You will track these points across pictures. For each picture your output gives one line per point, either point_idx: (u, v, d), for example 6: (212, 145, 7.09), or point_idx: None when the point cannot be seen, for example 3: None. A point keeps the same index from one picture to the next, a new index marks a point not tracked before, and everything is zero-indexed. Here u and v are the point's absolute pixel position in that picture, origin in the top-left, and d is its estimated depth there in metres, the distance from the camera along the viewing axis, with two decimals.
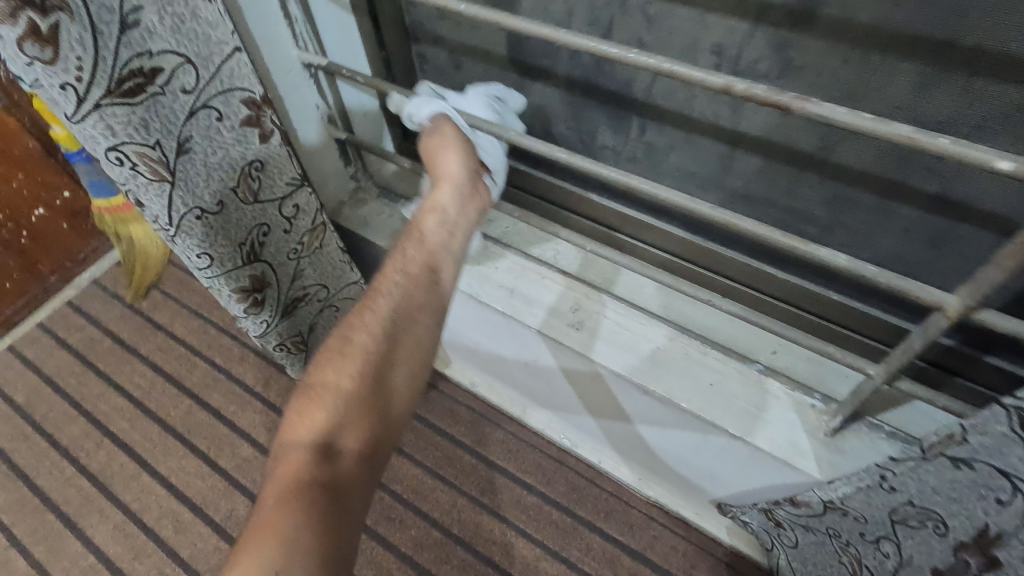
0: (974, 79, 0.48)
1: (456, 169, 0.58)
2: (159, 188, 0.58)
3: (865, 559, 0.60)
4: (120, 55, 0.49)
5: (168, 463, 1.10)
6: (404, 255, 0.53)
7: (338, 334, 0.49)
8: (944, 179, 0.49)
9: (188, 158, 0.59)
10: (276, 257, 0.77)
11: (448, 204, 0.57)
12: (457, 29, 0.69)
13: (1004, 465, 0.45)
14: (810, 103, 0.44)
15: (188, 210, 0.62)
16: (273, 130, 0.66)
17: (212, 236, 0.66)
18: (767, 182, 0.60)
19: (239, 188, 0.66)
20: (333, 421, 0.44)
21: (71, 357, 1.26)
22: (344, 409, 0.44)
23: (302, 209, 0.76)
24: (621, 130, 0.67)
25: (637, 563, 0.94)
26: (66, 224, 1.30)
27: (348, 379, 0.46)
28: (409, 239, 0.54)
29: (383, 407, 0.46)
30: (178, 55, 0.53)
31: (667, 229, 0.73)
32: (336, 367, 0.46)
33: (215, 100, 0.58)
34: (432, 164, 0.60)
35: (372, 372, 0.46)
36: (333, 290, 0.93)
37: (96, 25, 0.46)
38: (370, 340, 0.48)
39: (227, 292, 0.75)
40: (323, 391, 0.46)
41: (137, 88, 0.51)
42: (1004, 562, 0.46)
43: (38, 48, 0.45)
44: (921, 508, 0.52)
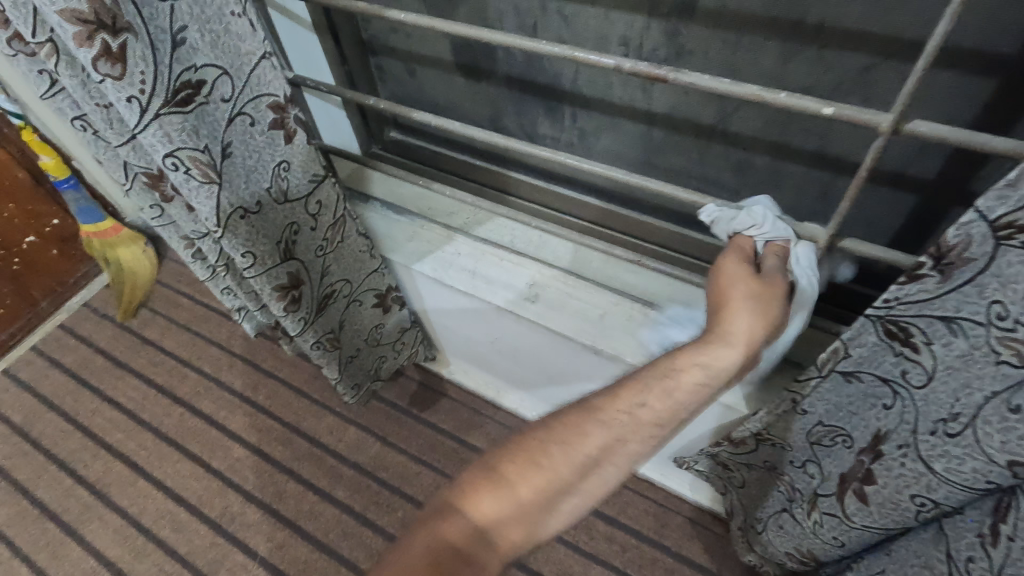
0: (824, 50, 0.52)
1: (751, 337, 0.49)
2: (208, 190, 0.67)
3: (797, 482, 0.69)
4: (173, 69, 0.58)
5: (129, 496, 1.18)
6: (642, 398, 0.45)
7: (538, 438, 0.44)
8: (821, 138, 0.58)
9: (230, 161, 0.68)
10: (307, 256, 0.84)
11: (719, 374, 0.47)
12: (407, 39, 0.77)
13: (880, 371, 0.52)
14: (681, 74, 0.50)
15: (234, 209, 0.70)
16: (296, 129, 0.73)
17: (254, 236, 0.75)
18: (682, 155, 0.69)
19: (272, 188, 0.74)
20: (499, 517, 0.40)
21: (62, 379, 1.37)
22: (510, 511, 0.41)
23: (324, 204, 0.82)
24: (556, 119, 0.75)
25: (610, 526, 1.05)
26: (55, 251, 1.43)
27: (529, 487, 0.41)
28: (651, 387, 0.46)
29: (542, 527, 0.41)
30: (216, 67, 0.61)
31: (592, 203, 0.82)
32: (523, 468, 0.42)
33: (247, 107, 0.67)
34: (723, 309, 0.50)
35: (556, 492, 0.42)
36: (357, 284, 0.95)
37: (155, 42, 0.55)
38: (565, 457, 0.43)
39: (268, 292, 0.82)
40: (500, 483, 0.42)
41: (187, 98, 0.60)
42: (883, 454, 0.54)
43: (110, 65, 0.53)
44: (830, 426, 0.61)
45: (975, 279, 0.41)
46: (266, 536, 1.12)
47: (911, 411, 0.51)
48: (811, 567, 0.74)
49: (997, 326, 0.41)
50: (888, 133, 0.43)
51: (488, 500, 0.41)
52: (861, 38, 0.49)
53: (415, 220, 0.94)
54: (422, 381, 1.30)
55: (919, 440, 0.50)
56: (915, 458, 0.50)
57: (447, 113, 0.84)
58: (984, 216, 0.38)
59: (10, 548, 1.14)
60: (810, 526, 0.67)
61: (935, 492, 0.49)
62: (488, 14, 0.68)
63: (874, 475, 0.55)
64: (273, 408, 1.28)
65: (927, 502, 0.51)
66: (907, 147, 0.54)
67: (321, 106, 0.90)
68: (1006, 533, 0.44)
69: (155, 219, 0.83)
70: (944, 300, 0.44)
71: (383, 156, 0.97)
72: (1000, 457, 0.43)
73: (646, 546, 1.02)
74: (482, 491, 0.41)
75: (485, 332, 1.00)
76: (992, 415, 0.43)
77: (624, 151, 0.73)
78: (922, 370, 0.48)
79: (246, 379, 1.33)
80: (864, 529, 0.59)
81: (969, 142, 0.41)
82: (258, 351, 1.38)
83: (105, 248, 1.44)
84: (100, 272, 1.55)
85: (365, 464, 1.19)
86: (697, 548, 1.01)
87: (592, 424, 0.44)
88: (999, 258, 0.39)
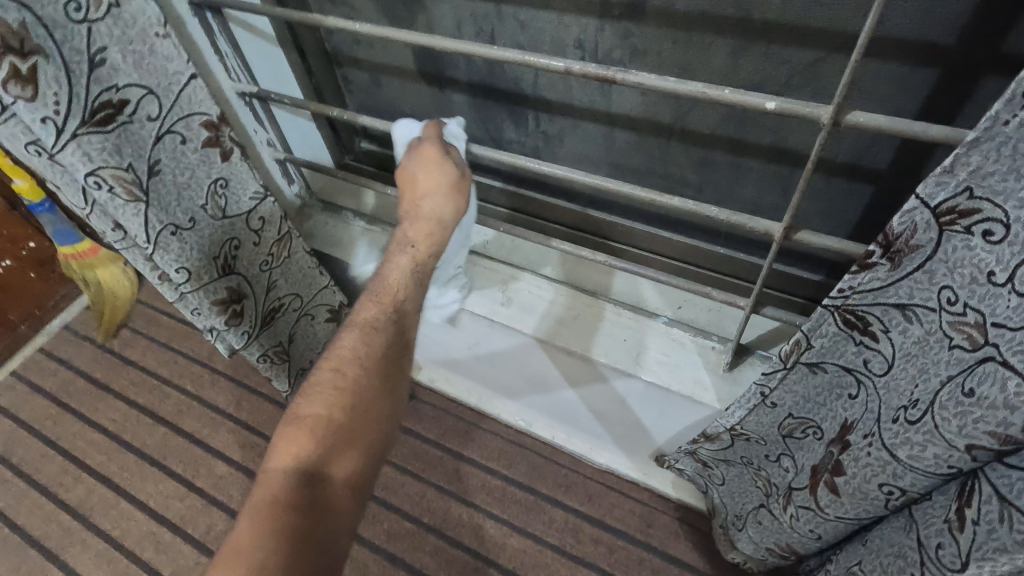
0: (771, 47, 0.53)
1: (439, 211, 0.63)
2: (134, 208, 0.67)
3: (773, 477, 0.70)
4: (91, 90, 0.58)
5: (111, 518, 1.17)
6: (377, 293, 0.58)
7: (326, 373, 0.53)
8: (776, 133, 0.59)
9: (159, 178, 0.68)
10: (250, 270, 0.84)
11: (422, 266, 0.61)
12: (370, 50, 0.77)
13: (844, 361, 0.53)
14: (628, 74, 0.51)
15: (164, 226, 0.71)
16: (233, 147, 0.74)
17: (187, 251, 0.75)
18: (645, 154, 0.69)
19: (208, 205, 0.74)
20: (318, 449, 0.48)
21: (43, 402, 1.35)
22: (329, 440, 0.49)
23: (268, 220, 0.82)
24: (521, 123, 0.76)
25: (596, 528, 1.04)
26: (32, 274, 1.42)
27: (322, 410, 0.50)
28: (382, 291, 0.59)
29: (366, 433, 0.51)
30: (141, 87, 0.62)
31: (568, 207, 0.82)
32: (322, 400, 0.51)
33: (177, 126, 0.67)
34: (423, 198, 0.63)
35: (365, 402, 0.52)
36: (307, 299, 0.96)
37: (69, 64, 0.56)
38: (360, 374, 0.53)
39: (206, 306, 0.81)
40: (307, 423, 0.49)
41: (108, 117, 0.61)
42: (850, 443, 0.54)
43: (20, 87, 0.53)
44: (801, 419, 0.62)
45: (924, 265, 0.42)
46: None
47: (874, 399, 0.52)
48: (793, 562, 0.74)
49: (948, 311, 0.42)
50: (829, 125, 0.44)
51: (297, 444, 0.48)
52: (806, 32, 0.50)
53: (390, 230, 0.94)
54: None
55: (882, 429, 0.49)
56: (879, 447, 0.49)
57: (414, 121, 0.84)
58: (927, 203, 0.39)
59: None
60: (787, 520, 0.66)
61: (901, 479, 0.48)
62: (447, 21, 0.68)
63: (843, 465, 0.54)
64: (257, 423, 1.28)
65: (894, 490, 0.50)
66: (861, 139, 0.55)
67: (293, 122, 0.89)
68: (970, 518, 0.43)
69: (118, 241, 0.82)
70: (898, 287, 0.45)
71: (356, 166, 0.98)
72: (959, 442, 0.42)
73: (632, 547, 1.02)
74: (297, 437, 0.49)
75: (461, 339, 1.00)
76: (947, 400, 0.42)
77: (589, 153, 0.74)
78: (881, 357, 0.49)
79: (228, 396, 1.32)
80: (839, 520, 0.58)
81: (908, 130, 0.42)
82: (241, 367, 1.37)
83: (84, 270, 1.40)
84: (80, 294, 1.54)
85: None
86: (684, 547, 1.01)
87: (358, 337, 0.55)
88: (944, 243, 0.40)
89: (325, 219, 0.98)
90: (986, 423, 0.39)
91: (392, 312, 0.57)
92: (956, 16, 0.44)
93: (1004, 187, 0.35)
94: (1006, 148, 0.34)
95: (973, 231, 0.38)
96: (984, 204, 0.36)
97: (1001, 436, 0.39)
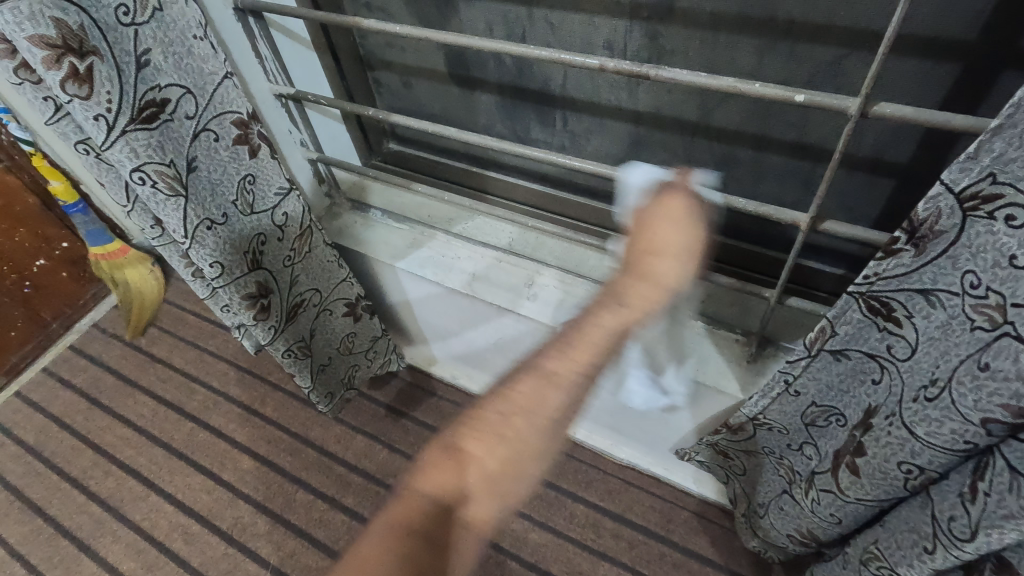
0: (796, 45, 0.55)
1: (671, 279, 0.53)
2: (174, 203, 0.70)
3: (796, 465, 0.71)
4: (138, 89, 0.62)
5: (140, 511, 1.19)
6: (571, 344, 0.52)
7: (491, 413, 0.50)
8: (799, 129, 0.61)
9: (197, 175, 0.71)
10: (274, 265, 0.86)
11: (629, 328, 0.53)
12: (403, 53, 0.81)
13: (868, 348, 0.54)
14: (661, 71, 0.53)
15: (201, 222, 0.74)
16: (261, 145, 0.76)
17: (221, 246, 0.77)
18: (671, 152, 0.72)
19: (238, 201, 0.77)
20: (465, 491, 0.47)
21: (74, 398, 1.39)
22: (476, 483, 0.47)
23: (291, 216, 0.85)
24: (548, 123, 0.79)
25: (617, 523, 1.06)
26: (65, 273, 1.47)
27: (483, 451, 0.48)
28: (574, 346, 0.52)
29: (509, 488, 0.48)
30: (180, 87, 0.65)
31: (593, 205, 0.85)
32: (483, 443, 0.48)
33: (211, 124, 0.70)
34: (661, 258, 0.54)
35: (517, 458, 0.49)
36: (326, 294, 0.98)
37: (120, 64, 0.60)
38: (526, 427, 0.49)
39: (235, 301, 0.84)
40: (464, 459, 0.48)
41: (152, 116, 0.64)
42: (873, 425, 0.55)
43: (76, 85, 0.58)
44: (824, 406, 0.63)
45: (947, 251, 0.44)
46: (276, 545, 1.13)
47: (897, 382, 0.53)
48: (813, 549, 0.75)
49: (970, 294, 0.43)
50: (857, 116, 0.46)
51: (449, 475, 0.47)
52: (830, 30, 0.52)
53: (416, 227, 0.96)
54: (413, 382, 1.33)
55: (903, 408, 0.51)
56: (899, 425, 0.51)
57: (443, 122, 0.87)
58: (950, 188, 0.41)
59: (24, 566, 1.15)
60: (809, 505, 0.68)
61: (919, 457, 0.50)
62: (478, 24, 0.71)
63: (864, 446, 0.56)
64: (281, 419, 1.30)
65: (913, 469, 0.51)
66: (882, 134, 0.57)
67: (324, 123, 0.93)
68: (983, 490, 0.45)
69: (156, 239, 0.85)
70: (921, 273, 0.46)
71: (383, 166, 1.00)
72: (974, 416, 0.44)
73: (652, 542, 1.03)
74: (446, 470, 0.48)
75: (486, 333, 1.03)
76: (964, 375, 0.44)
77: (614, 151, 0.76)
78: (905, 342, 0.51)
79: (253, 393, 1.35)
80: (859, 503, 0.60)
81: (932, 120, 0.44)
82: (265, 365, 1.40)
83: (113, 270, 1.47)
84: (109, 293, 1.58)
85: (372, 471, 1.21)
86: (703, 542, 1.03)
87: (532, 389, 0.51)
88: (968, 228, 0.41)
89: (351, 218, 1.00)
90: (1001, 395, 0.41)
91: (576, 374, 0.51)
92: (977, 12, 0.46)
93: None
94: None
95: (995, 216, 0.39)
96: (1007, 188, 0.38)
97: (1013, 408, 0.40)
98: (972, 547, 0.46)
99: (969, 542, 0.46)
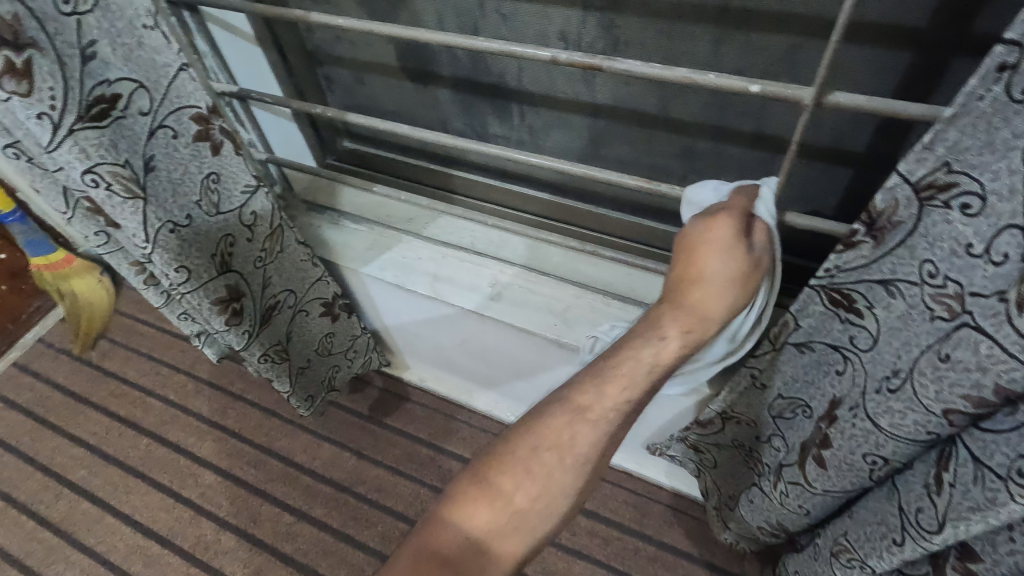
0: (751, 34, 0.54)
1: (717, 313, 0.50)
2: (133, 205, 0.66)
3: (765, 457, 0.70)
4: (85, 84, 0.57)
5: (95, 534, 1.14)
6: (609, 375, 0.47)
7: (522, 446, 0.45)
8: (757, 119, 0.60)
9: (155, 175, 0.67)
10: (245, 267, 0.82)
11: (673, 361, 0.48)
12: (353, 47, 0.77)
13: (831, 339, 0.54)
14: (613, 63, 0.51)
15: (162, 224, 0.69)
16: (223, 141, 0.72)
17: (185, 249, 0.73)
18: (630, 145, 0.70)
19: (202, 201, 0.73)
20: (494, 528, 0.42)
21: (20, 418, 1.31)
22: (506, 521, 0.43)
23: (260, 215, 0.81)
24: (506, 118, 0.77)
25: (592, 521, 1.05)
26: (4, 286, 1.40)
27: (515, 488, 0.43)
28: (610, 377, 0.47)
29: (540, 528, 0.43)
30: (132, 81, 0.61)
31: (556, 199, 0.83)
32: (516, 477, 0.43)
33: (168, 120, 0.66)
34: (704, 287, 0.50)
35: (552, 495, 0.43)
36: (301, 294, 0.94)
37: (63, 58, 0.55)
38: (559, 463, 0.44)
39: (206, 306, 0.80)
40: (495, 495, 0.43)
41: (103, 113, 0.60)
42: (838, 418, 0.54)
43: (15, 81, 0.53)
44: (789, 398, 0.63)
45: (905, 240, 0.43)
46: (243, 562, 1.09)
47: (860, 374, 0.52)
48: (783, 540, 0.75)
49: (929, 284, 0.43)
50: (811, 106, 0.45)
51: (475, 513, 0.43)
52: (784, 18, 0.51)
53: (375, 227, 0.92)
54: (384, 387, 1.30)
55: (866, 399, 0.50)
56: (863, 417, 0.51)
57: (399, 118, 0.84)
58: (907, 178, 0.41)
59: None
60: (778, 497, 0.67)
61: (883, 448, 0.50)
62: (428, 15, 0.68)
63: (829, 438, 0.56)
64: (244, 431, 1.26)
65: (878, 460, 0.51)
66: (840, 122, 0.57)
67: (272, 121, 0.89)
68: (948, 482, 0.44)
69: (101, 246, 0.80)
70: (881, 264, 0.46)
71: (340, 166, 0.96)
72: (935, 407, 0.43)
73: (627, 538, 1.03)
74: (475, 504, 0.43)
75: (452, 334, 1.01)
76: (926, 366, 0.43)
77: (573, 146, 0.74)
78: (868, 334, 0.50)
79: (214, 404, 1.30)
80: (826, 494, 0.59)
81: (886, 108, 0.44)
82: (225, 375, 1.34)
83: (58, 280, 1.39)
84: (54, 306, 1.50)
85: (341, 480, 1.17)
86: (678, 535, 1.03)
87: (565, 422, 0.45)
88: (925, 218, 0.41)
89: (306, 219, 0.96)
90: (962, 386, 0.40)
91: (612, 411, 0.46)
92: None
93: (980, 161, 0.36)
94: (982, 122, 0.35)
95: (950, 205, 0.39)
96: (960, 176, 0.38)
97: (974, 400, 0.40)
98: (940, 539, 0.45)
99: (937, 535, 0.46)
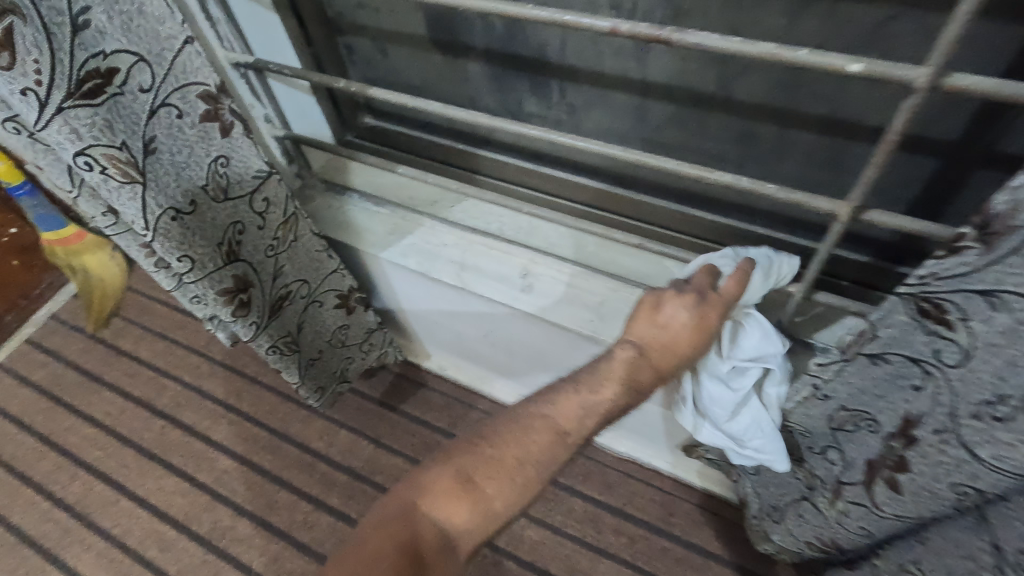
0: (838, 3, 0.47)
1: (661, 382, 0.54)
2: (131, 190, 0.61)
3: (816, 470, 0.65)
4: (76, 56, 0.52)
5: (110, 517, 1.12)
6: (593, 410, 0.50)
7: (510, 455, 0.48)
8: (832, 102, 0.53)
9: (156, 157, 0.61)
10: (255, 255, 0.77)
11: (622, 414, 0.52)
12: (376, 15, 0.71)
13: (911, 352, 0.48)
14: (684, 34, 0.44)
15: (162, 211, 0.64)
16: (233, 122, 0.66)
17: (189, 237, 0.68)
18: (679, 128, 0.64)
19: (208, 185, 0.67)
20: (468, 527, 0.46)
21: (35, 395, 1.30)
22: (479, 522, 0.47)
23: (272, 202, 0.75)
24: (542, 95, 0.70)
25: (618, 518, 1.01)
26: (15, 262, 1.36)
27: (495, 494, 0.47)
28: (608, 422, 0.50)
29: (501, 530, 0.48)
30: (132, 54, 0.55)
31: (592, 184, 0.76)
32: (498, 484, 0.47)
33: (171, 98, 0.60)
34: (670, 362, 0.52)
35: (521, 504, 0.48)
36: (314, 284, 0.89)
37: (49, 26, 0.49)
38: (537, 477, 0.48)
39: (211, 296, 0.75)
40: (477, 496, 0.47)
41: (96, 89, 0.54)
42: (917, 440, 0.49)
43: None
44: (854, 410, 0.57)
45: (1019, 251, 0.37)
46: (259, 550, 1.07)
47: (946, 393, 0.46)
48: (831, 556, 0.71)
49: None
50: (923, 89, 0.39)
51: (455, 508, 0.46)
52: None
53: (397, 210, 0.86)
54: (400, 374, 1.26)
55: (959, 425, 0.44)
56: (955, 445, 0.45)
57: (424, 94, 0.78)
58: None
59: None
60: (834, 516, 0.62)
61: (979, 480, 0.44)
62: None
63: (907, 462, 0.50)
64: (258, 415, 1.23)
65: (969, 491, 0.45)
66: (933, 104, 0.49)
67: (290, 94, 0.83)
68: None
69: (110, 226, 0.76)
70: (985, 274, 0.40)
71: (360, 143, 0.90)
72: None
73: (654, 537, 0.99)
74: (458, 502, 0.47)
75: (476, 327, 0.97)
76: None
77: (615, 127, 0.68)
78: (955, 348, 0.44)
79: (228, 387, 1.27)
80: (896, 518, 0.54)
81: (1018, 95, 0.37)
82: (240, 357, 1.31)
83: (69, 256, 1.36)
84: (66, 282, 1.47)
85: (358, 469, 1.14)
86: (707, 537, 0.99)
87: (549, 442, 0.49)
88: None
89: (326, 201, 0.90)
90: None
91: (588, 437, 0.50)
92: None
93: None
94: None
95: None
96: None
97: None
98: None
99: None
